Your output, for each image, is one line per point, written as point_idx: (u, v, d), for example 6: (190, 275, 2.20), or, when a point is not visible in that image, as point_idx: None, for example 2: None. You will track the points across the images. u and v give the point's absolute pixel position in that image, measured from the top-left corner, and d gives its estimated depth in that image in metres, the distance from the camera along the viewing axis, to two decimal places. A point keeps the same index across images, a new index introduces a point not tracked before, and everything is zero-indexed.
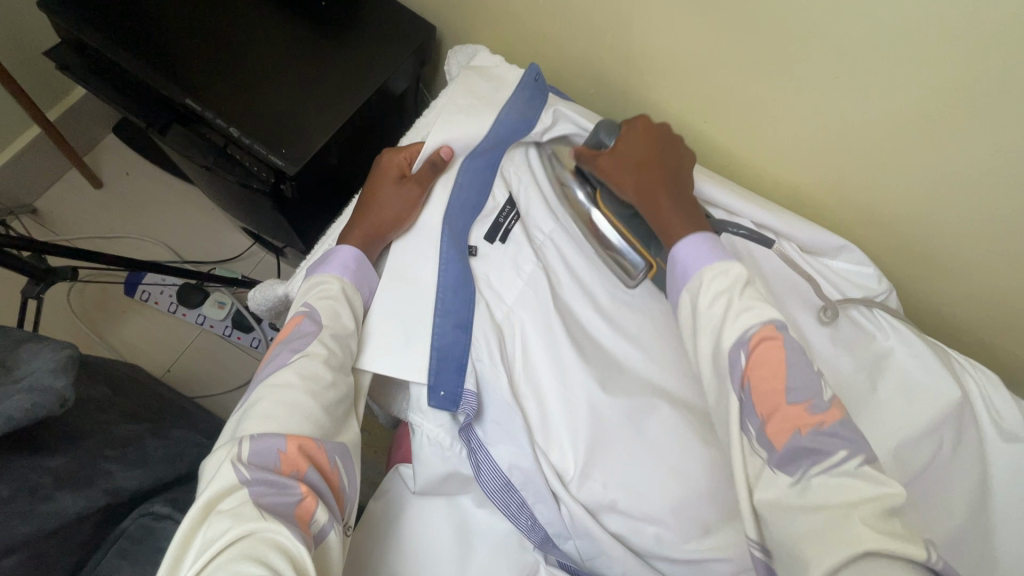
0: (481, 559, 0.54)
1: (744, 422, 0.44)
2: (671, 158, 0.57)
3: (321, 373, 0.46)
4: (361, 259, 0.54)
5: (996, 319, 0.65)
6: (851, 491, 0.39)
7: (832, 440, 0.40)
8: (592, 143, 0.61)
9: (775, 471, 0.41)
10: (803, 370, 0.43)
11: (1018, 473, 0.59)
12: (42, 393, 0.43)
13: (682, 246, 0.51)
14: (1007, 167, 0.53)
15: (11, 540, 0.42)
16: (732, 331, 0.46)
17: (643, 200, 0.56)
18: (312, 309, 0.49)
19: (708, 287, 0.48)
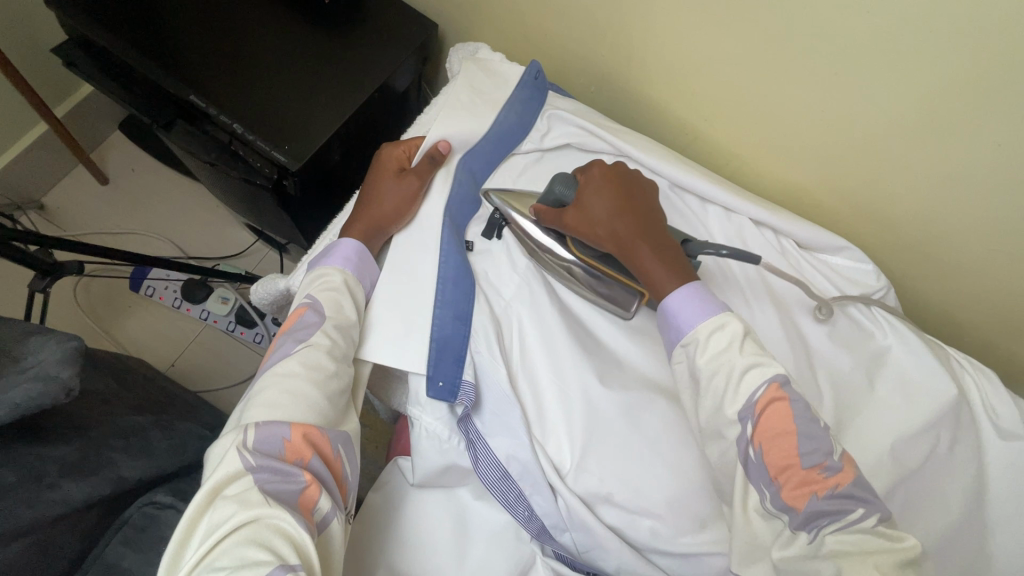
0: (478, 550, 0.55)
1: (757, 486, 0.44)
2: (642, 205, 0.55)
3: (324, 363, 0.46)
4: (362, 251, 0.55)
5: (996, 317, 0.65)
6: (867, 545, 0.39)
7: (849, 500, 0.40)
8: (549, 199, 0.57)
9: (794, 532, 0.41)
10: (815, 432, 0.42)
11: (1014, 471, 0.59)
12: (49, 383, 0.44)
13: (676, 304, 0.50)
14: (1007, 163, 0.53)
15: (16, 526, 0.43)
16: (736, 397, 0.45)
17: (624, 252, 0.53)
18: (315, 300, 0.50)
19: (705, 347, 0.47)
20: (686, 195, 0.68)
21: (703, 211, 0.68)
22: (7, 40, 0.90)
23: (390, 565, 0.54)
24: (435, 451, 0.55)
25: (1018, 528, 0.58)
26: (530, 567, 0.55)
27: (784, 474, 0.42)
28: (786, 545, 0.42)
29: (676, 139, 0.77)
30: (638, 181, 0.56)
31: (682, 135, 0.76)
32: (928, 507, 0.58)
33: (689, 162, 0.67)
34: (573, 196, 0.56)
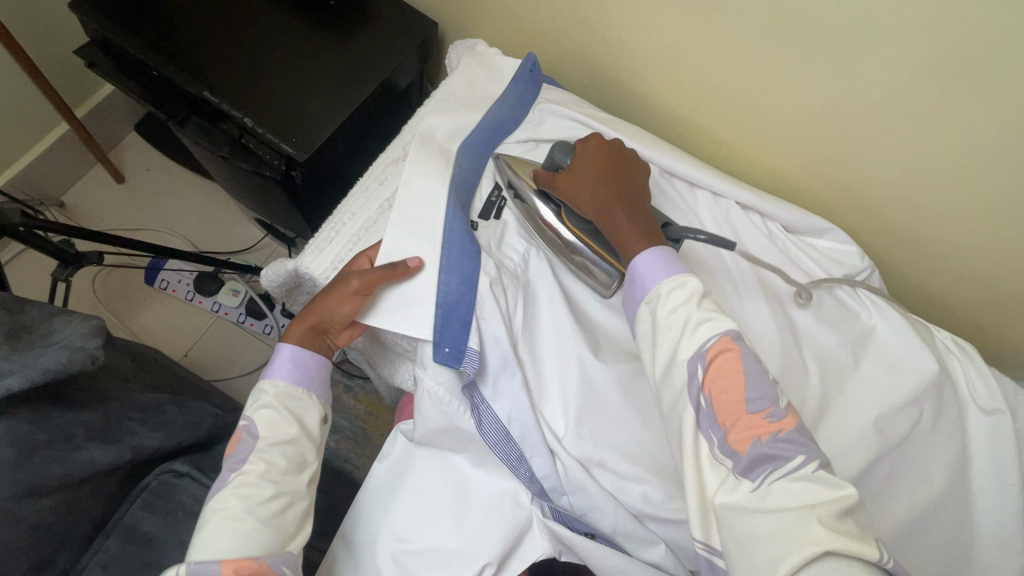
0: (475, 518, 0.57)
1: (705, 433, 0.45)
2: (623, 175, 0.59)
3: (258, 488, 0.48)
4: (299, 357, 0.55)
5: (978, 297, 0.68)
6: (806, 494, 0.39)
7: (790, 447, 0.42)
8: (547, 163, 0.61)
9: (738, 478, 0.42)
10: (759, 380, 0.44)
11: (995, 443, 0.61)
12: (76, 350, 0.47)
13: (640, 261, 0.53)
14: (980, 142, 0.55)
15: (47, 481, 0.46)
16: (690, 344, 0.47)
17: (600, 216, 0.57)
18: (250, 422, 0.51)
19: (667, 302, 0.50)
20: (676, 180, 0.70)
21: (693, 196, 0.70)
22: (31, 45, 0.95)
23: (393, 527, 0.57)
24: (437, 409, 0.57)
25: (999, 498, 0.60)
26: (526, 529, 0.57)
27: (731, 420, 0.44)
28: (730, 491, 0.42)
29: (667, 129, 0.80)
30: (626, 157, 0.61)
31: (673, 124, 0.78)
32: (913, 476, 0.60)
33: (677, 150, 0.70)
34: (567, 162, 0.60)
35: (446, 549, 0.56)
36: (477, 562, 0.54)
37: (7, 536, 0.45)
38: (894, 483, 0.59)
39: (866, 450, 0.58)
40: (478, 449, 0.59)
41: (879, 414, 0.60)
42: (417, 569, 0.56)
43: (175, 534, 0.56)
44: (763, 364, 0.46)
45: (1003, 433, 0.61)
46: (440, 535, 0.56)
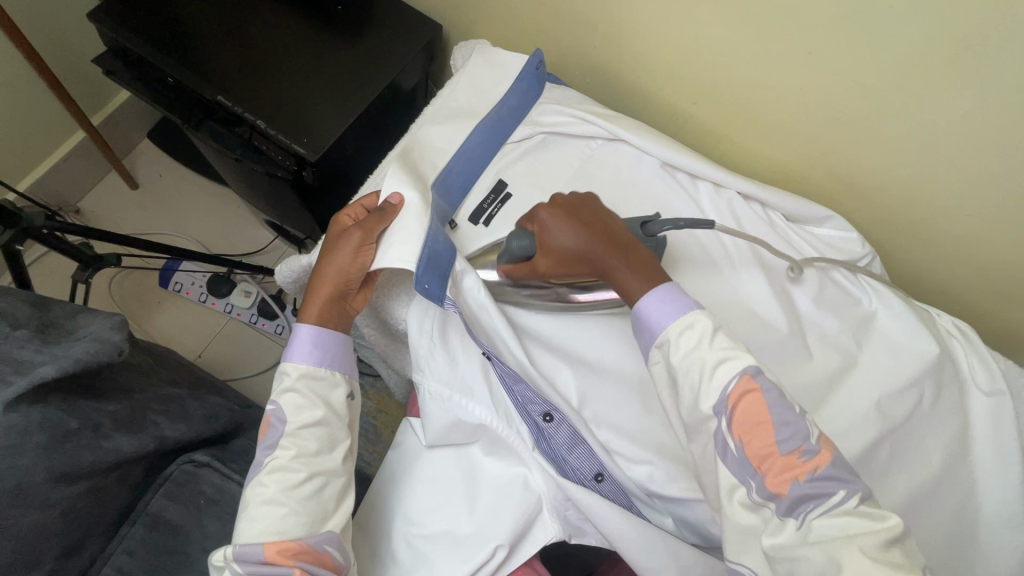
0: (487, 500, 0.58)
1: (743, 479, 0.44)
2: (597, 215, 0.56)
3: (291, 472, 0.50)
4: (320, 335, 0.55)
5: (978, 283, 0.69)
6: (853, 529, 0.40)
7: (830, 482, 0.41)
8: (512, 256, 0.59)
9: (782, 520, 0.42)
10: (789, 419, 0.43)
11: (998, 425, 0.62)
12: (104, 342, 0.50)
13: (647, 313, 0.50)
14: (972, 129, 0.57)
15: (79, 467, 0.49)
16: (710, 393, 0.46)
17: (602, 271, 0.54)
18: (276, 406, 0.52)
19: (678, 346, 0.48)
20: (678, 172, 0.70)
21: (694, 187, 0.71)
22: (49, 55, 0.98)
23: (410, 513, 0.59)
24: (444, 409, 0.60)
25: (1002, 478, 0.61)
26: (537, 511, 0.58)
27: (766, 463, 0.43)
28: (775, 533, 0.42)
29: (667, 123, 0.82)
30: (592, 203, 0.57)
31: (673, 117, 0.80)
32: (918, 457, 0.61)
33: (677, 143, 0.71)
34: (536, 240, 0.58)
35: (459, 533, 0.57)
36: (490, 544, 0.56)
37: (41, 520, 0.47)
38: (899, 464, 0.60)
39: (869, 432, 0.59)
40: (489, 437, 0.60)
41: (881, 397, 0.61)
42: (431, 553, 0.57)
43: (196, 521, 0.59)
44: (789, 397, 0.45)
45: (1004, 414, 0.62)
46: (454, 520, 0.58)
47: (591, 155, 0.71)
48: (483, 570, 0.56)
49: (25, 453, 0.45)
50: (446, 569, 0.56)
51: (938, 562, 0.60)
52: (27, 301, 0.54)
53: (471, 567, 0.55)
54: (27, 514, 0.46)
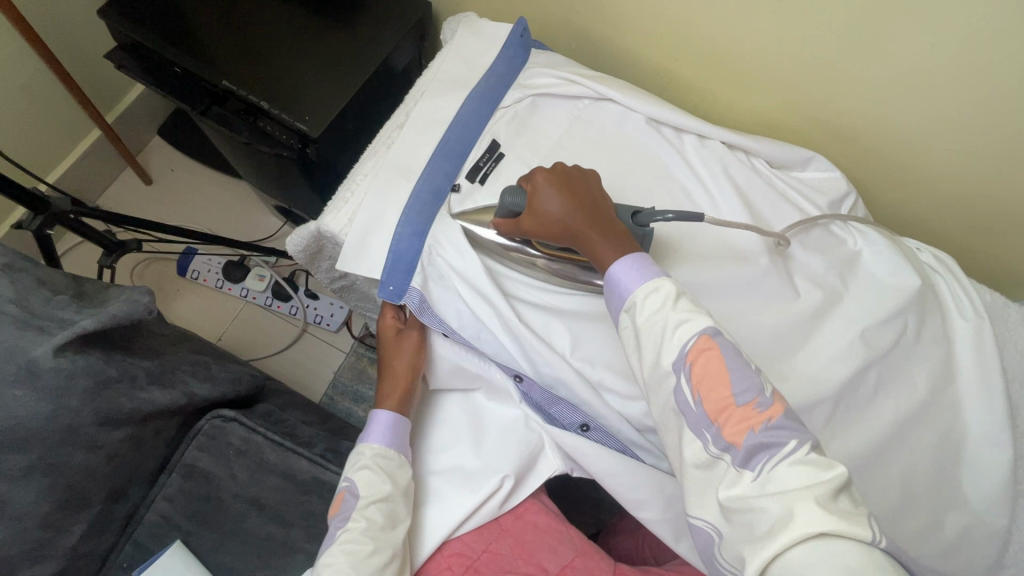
0: (492, 438, 0.64)
1: (701, 433, 0.45)
2: (587, 190, 0.57)
3: (361, 544, 0.53)
4: (393, 423, 0.60)
5: (959, 221, 0.72)
6: (802, 477, 0.39)
7: (783, 432, 0.42)
8: (504, 212, 0.60)
9: (738, 471, 0.42)
10: (743, 372, 0.44)
11: (974, 352, 0.66)
12: (136, 303, 0.57)
13: (616, 274, 0.52)
14: (930, 72, 0.60)
15: (120, 413, 0.57)
16: (671, 349, 0.47)
17: (578, 242, 0.56)
18: (351, 482, 0.57)
19: (643, 309, 0.49)
20: (664, 127, 0.73)
21: (680, 140, 0.72)
22: (65, 57, 1.02)
23: (421, 452, 0.65)
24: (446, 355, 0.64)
25: (980, 400, 0.64)
26: (540, 446, 0.63)
27: (723, 416, 0.44)
28: (731, 485, 0.42)
29: (652, 82, 0.84)
30: (583, 179, 0.58)
31: (659, 77, 0.83)
32: (902, 383, 0.64)
33: (662, 100, 0.74)
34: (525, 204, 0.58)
35: (468, 467, 0.63)
36: (496, 475, 0.61)
37: (91, 459, 0.56)
38: (884, 392, 0.63)
39: (851, 361, 0.62)
40: (488, 384, 0.65)
41: (865, 326, 0.64)
42: (444, 488, 0.62)
43: (226, 469, 0.66)
44: (745, 354, 0.46)
45: (984, 338, 0.66)
46: (462, 457, 0.64)
47: (579, 114, 0.73)
48: (492, 500, 0.61)
49: (74, 396, 0.53)
50: (457, 500, 0.61)
51: (925, 483, 0.63)
52: (64, 272, 0.59)
53: (478, 497, 0.60)
54: (78, 452, 0.54)
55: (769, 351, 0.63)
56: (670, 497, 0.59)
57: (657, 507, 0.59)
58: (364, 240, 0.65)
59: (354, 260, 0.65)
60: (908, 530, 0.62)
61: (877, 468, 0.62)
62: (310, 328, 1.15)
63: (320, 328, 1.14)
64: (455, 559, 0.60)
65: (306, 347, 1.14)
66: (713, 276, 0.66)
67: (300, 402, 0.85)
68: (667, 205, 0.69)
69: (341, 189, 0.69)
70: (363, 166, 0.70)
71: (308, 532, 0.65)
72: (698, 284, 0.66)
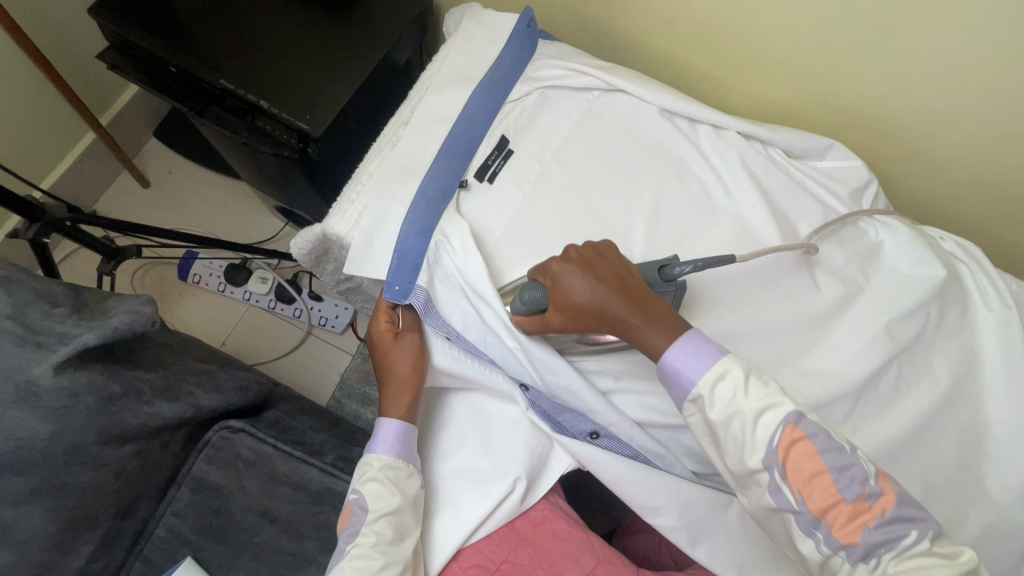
0: (499, 438, 0.61)
1: (811, 531, 0.44)
2: (615, 269, 0.54)
3: (370, 560, 0.52)
4: (400, 432, 0.58)
5: (980, 209, 0.70)
6: (927, 564, 0.41)
7: (898, 525, 0.42)
8: (529, 304, 0.56)
9: (855, 565, 0.43)
10: (844, 464, 0.44)
11: (1002, 344, 0.64)
12: (137, 314, 0.54)
13: (673, 367, 0.49)
14: (961, 54, 0.58)
15: (125, 429, 0.55)
16: (756, 449, 0.45)
17: (623, 332, 0.53)
18: (359, 495, 0.55)
19: (713, 402, 0.47)
20: (677, 119, 0.70)
21: (694, 132, 0.70)
22: (55, 59, 0.99)
23: (429, 457, 0.63)
24: (450, 360, 0.61)
25: (1009, 393, 0.62)
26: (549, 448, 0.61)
27: (832, 513, 0.44)
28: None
29: (661, 71, 0.82)
30: (613, 258, 0.55)
31: (669, 66, 0.80)
32: (925, 378, 0.62)
33: (674, 90, 0.71)
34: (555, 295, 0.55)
35: (478, 470, 0.61)
36: (508, 477, 0.59)
37: (97, 478, 0.54)
38: (907, 387, 0.62)
39: (876, 356, 0.60)
40: (491, 389, 0.62)
41: (890, 320, 0.62)
42: (456, 494, 0.60)
43: (236, 481, 0.65)
44: (836, 437, 0.45)
45: (1012, 329, 0.64)
46: (471, 459, 0.61)
47: (589, 106, 0.71)
48: (505, 503, 0.59)
49: (77, 414, 0.51)
50: (470, 507, 0.59)
51: (950, 480, 0.61)
52: (62, 283, 0.57)
53: (490, 502, 0.58)
54: (84, 472, 0.53)
55: (790, 348, 0.62)
56: (687, 502, 0.57)
57: (673, 513, 0.57)
58: (370, 242, 0.63)
59: (360, 264, 0.63)
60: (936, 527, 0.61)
61: (902, 466, 0.60)
62: (315, 331, 1.13)
63: (325, 330, 1.12)
64: (472, 571, 0.58)
65: (311, 349, 1.12)
66: (731, 269, 0.64)
67: (308, 407, 0.84)
68: (682, 198, 0.67)
69: (349, 186, 0.67)
70: (368, 165, 0.68)
71: (322, 544, 0.64)
72: (715, 280, 0.64)
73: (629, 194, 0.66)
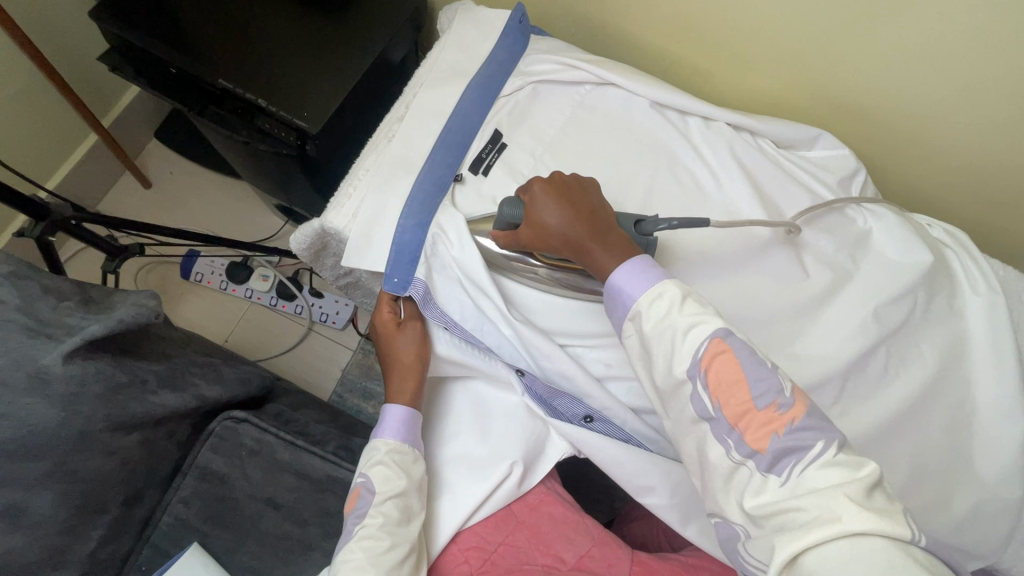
0: (497, 424, 0.63)
1: (723, 439, 0.44)
2: (585, 199, 0.56)
3: (378, 541, 0.53)
4: (407, 418, 0.60)
5: (967, 195, 0.71)
6: (833, 477, 0.39)
7: (807, 434, 0.41)
8: (501, 225, 0.59)
9: (765, 477, 0.41)
10: (759, 373, 0.43)
11: (988, 326, 0.65)
12: (142, 308, 0.57)
13: (619, 283, 0.50)
14: (939, 41, 0.59)
15: (133, 417, 0.57)
16: (682, 356, 0.46)
17: (578, 255, 0.54)
18: (366, 478, 0.56)
19: (650, 316, 0.48)
20: (667, 110, 0.71)
21: (684, 123, 0.71)
22: (57, 62, 1.01)
23: (429, 444, 0.65)
24: (450, 348, 0.63)
25: (995, 375, 0.64)
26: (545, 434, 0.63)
27: (744, 421, 0.43)
28: (759, 492, 0.41)
29: (652, 65, 0.83)
30: (586, 189, 0.57)
31: (660, 60, 0.82)
32: (912, 361, 0.63)
33: (665, 83, 0.73)
34: (523, 215, 0.57)
35: (477, 455, 0.62)
36: (505, 462, 0.61)
37: (106, 465, 0.56)
38: (896, 369, 0.63)
39: (864, 339, 0.62)
40: (489, 376, 0.64)
41: (878, 304, 0.63)
42: (455, 478, 0.62)
43: (241, 470, 0.66)
44: (760, 352, 0.45)
45: (998, 311, 0.65)
46: (470, 445, 0.63)
47: (581, 100, 0.72)
48: (502, 487, 0.60)
49: (85, 402, 0.53)
50: (469, 491, 0.61)
51: (938, 459, 0.62)
52: (68, 278, 0.59)
53: (489, 485, 0.60)
54: (94, 458, 0.54)
55: (779, 333, 0.63)
56: (679, 483, 0.59)
57: (665, 493, 0.59)
58: (368, 235, 0.64)
59: (358, 257, 0.64)
60: (925, 506, 0.62)
61: (891, 447, 0.61)
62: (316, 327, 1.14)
63: (326, 326, 1.14)
64: (473, 552, 0.60)
65: (312, 345, 1.14)
66: (722, 257, 0.65)
67: (309, 400, 0.85)
68: (673, 188, 0.68)
69: (348, 181, 0.69)
70: (365, 160, 0.70)
71: (325, 530, 0.65)
72: (706, 267, 0.65)
73: (621, 185, 0.68)
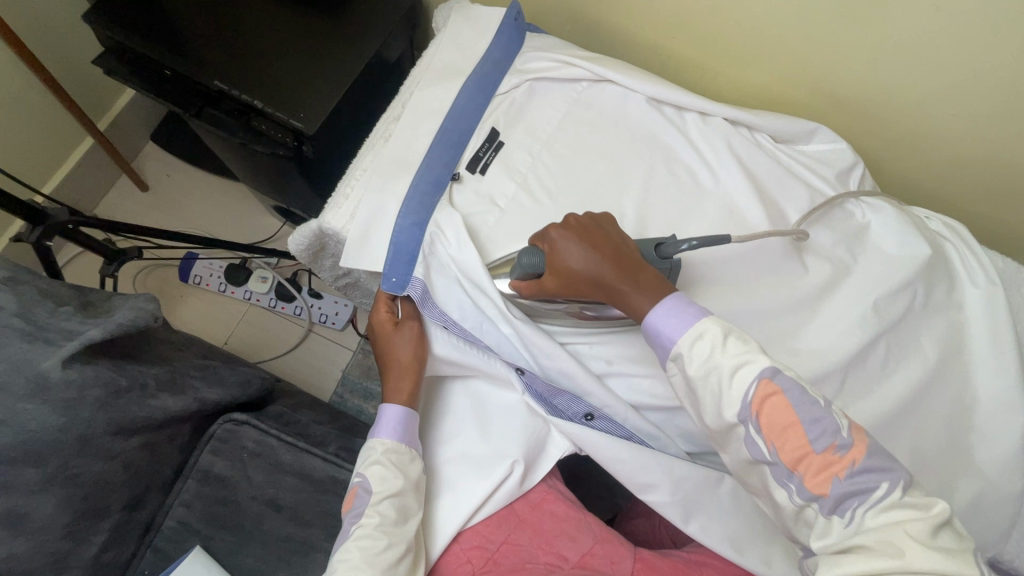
0: (498, 423, 0.63)
1: (783, 482, 0.44)
2: (609, 237, 0.55)
3: (375, 540, 0.53)
4: (404, 418, 0.60)
5: (965, 186, 0.71)
6: (898, 517, 0.40)
7: (870, 476, 0.41)
8: (524, 271, 0.58)
9: (828, 519, 0.42)
10: (815, 416, 0.43)
11: (987, 318, 0.65)
12: (140, 310, 0.56)
13: (658, 327, 0.50)
14: (935, 35, 0.59)
15: (133, 421, 0.57)
16: (732, 401, 0.45)
17: (612, 297, 0.54)
18: (363, 478, 0.57)
19: (692, 360, 0.48)
20: (664, 107, 0.71)
21: (681, 119, 0.71)
22: (53, 66, 1.01)
23: (430, 444, 0.65)
24: (449, 348, 0.63)
25: (995, 366, 0.64)
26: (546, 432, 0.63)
27: (802, 463, 0.43)
28: (824, 534, 0.42)
29: (649, 61, 0.83)
30: (607, 227, 0.56)
31: (656, 55, 0.81)
32: (912, 354, 0.63)
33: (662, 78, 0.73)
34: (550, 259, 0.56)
35: (478, 454, 0.62)
36: (506, 460, 0.61)
37: (107, 469, 0.56)
38: (895, 362, 0.63)
39: (863, 333, 0.62)
40: (489, 375, 0.63)
41: (877, 297, 0.63)
42: (456, 477, 0.62)
43: (242, 472, 0.66)
44: (811, 390, 0.45)
45: (997, 303, 0.65)
46: (471, 444, 0.63)
47: (577, 97, 0.72)
48: (504, 485, 0.60)
49: (85, 407, 0.53)
50: (470, 490, 0.61)
51: (940, 452, 0.62)
52: (67, 283, 0.59)
53: (490, 483, 0.60)
54: (95, 462, 0.55)
55: (779, 328, 0.63)
56: (681, 480, 0.59)
57: (667, 489, 0.59)
58: (365, 235, 0.64)
59: (357, 257, 0.64)
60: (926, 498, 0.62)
61: (892, 440, 0.61)
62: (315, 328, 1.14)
63: (326, 327, 1.14)
64: (474, 552, 0.60)
65: (312, 347, 1.14)
66: (720, 253, 0.66)
67: (310, 402, 0.85)
68: (671, 184, 0.68)
69: (345, 181, 0.69)
70: (362, 161, 0.70)
71: (326, 530, 0.66)
72: (705, 263, 0.65)
73: (619, 182, 0.68)
